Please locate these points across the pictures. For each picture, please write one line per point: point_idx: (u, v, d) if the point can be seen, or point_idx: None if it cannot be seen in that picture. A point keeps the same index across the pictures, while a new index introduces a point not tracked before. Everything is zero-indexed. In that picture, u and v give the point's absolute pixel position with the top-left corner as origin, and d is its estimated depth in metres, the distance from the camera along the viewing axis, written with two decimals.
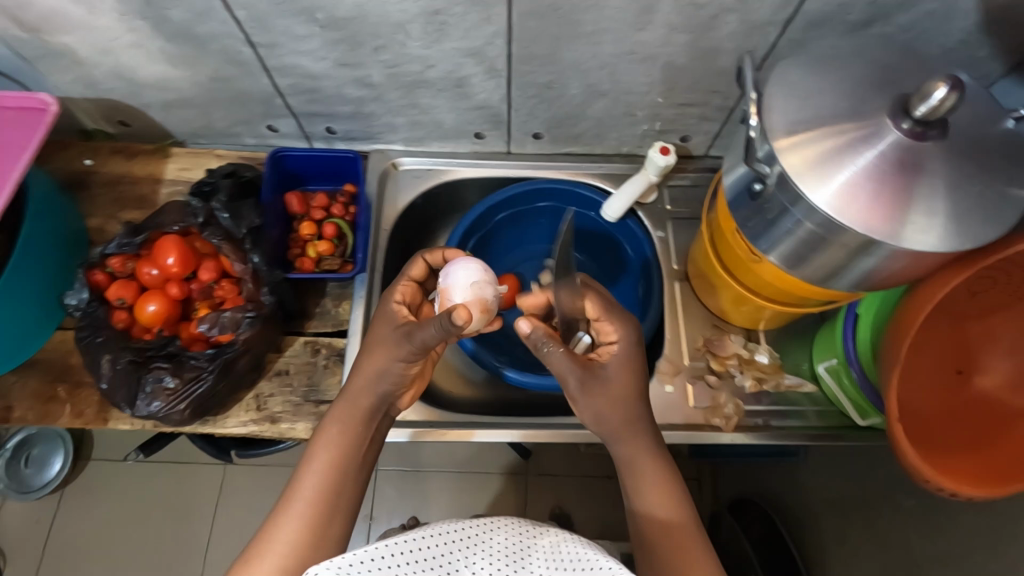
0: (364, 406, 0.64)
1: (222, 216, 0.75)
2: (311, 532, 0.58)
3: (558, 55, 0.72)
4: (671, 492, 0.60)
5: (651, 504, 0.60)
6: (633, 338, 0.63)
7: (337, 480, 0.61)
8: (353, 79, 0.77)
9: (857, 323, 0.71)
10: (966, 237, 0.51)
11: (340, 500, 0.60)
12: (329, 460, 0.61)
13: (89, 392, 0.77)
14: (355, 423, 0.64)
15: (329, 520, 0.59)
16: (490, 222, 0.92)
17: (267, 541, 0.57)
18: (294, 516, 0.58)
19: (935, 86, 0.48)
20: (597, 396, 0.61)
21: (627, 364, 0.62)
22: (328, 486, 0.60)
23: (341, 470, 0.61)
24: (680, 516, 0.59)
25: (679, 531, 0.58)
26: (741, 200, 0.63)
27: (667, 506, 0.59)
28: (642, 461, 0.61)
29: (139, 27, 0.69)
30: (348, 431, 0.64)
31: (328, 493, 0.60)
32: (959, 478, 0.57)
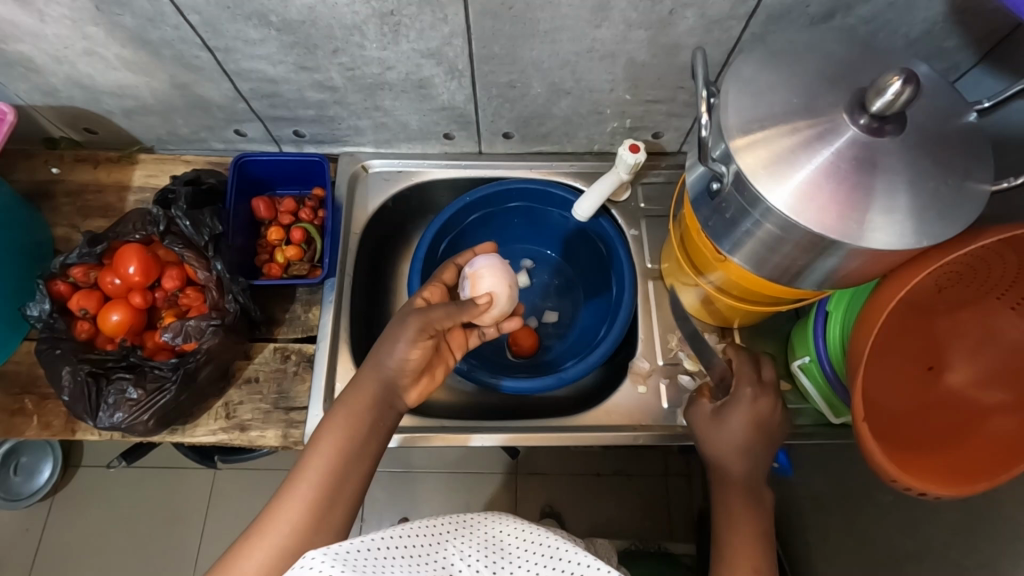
0: (372, 393, 0.63)
1: (183, 224, 0.73)
2: (310, 521, 0.57)
3: (518, 54, 0.71)
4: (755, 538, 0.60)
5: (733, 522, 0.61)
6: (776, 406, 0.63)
7: (340, 466, 0.60)
8: (313, 83, 0.76)
9: (827, 321, 0.70)
10: (925, 234, 0.50)
11: (344, 487, 0.59)
12: (333, 449, 0.60)
13: (55, 404, 0.77)
14: (361, 410, 0.62)
15: (332, 506, 0.58)
16: (463, 223, 0.91)
17: (263, 529, 0.56)
18: (293, 501, 0.57)
19: (889, 81, 0.47)
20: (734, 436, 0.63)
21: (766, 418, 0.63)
22: (330, 476, 0.59)
23: (345, 458, 0.60)
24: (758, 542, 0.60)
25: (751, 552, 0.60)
26: (702, 199, 0.62)
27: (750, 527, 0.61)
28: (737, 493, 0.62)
29: (91, 34, 0.68)
30: (356, 417, 0.62)
31: (330, 480, 0.59)
32: (925, 478, 0.56)
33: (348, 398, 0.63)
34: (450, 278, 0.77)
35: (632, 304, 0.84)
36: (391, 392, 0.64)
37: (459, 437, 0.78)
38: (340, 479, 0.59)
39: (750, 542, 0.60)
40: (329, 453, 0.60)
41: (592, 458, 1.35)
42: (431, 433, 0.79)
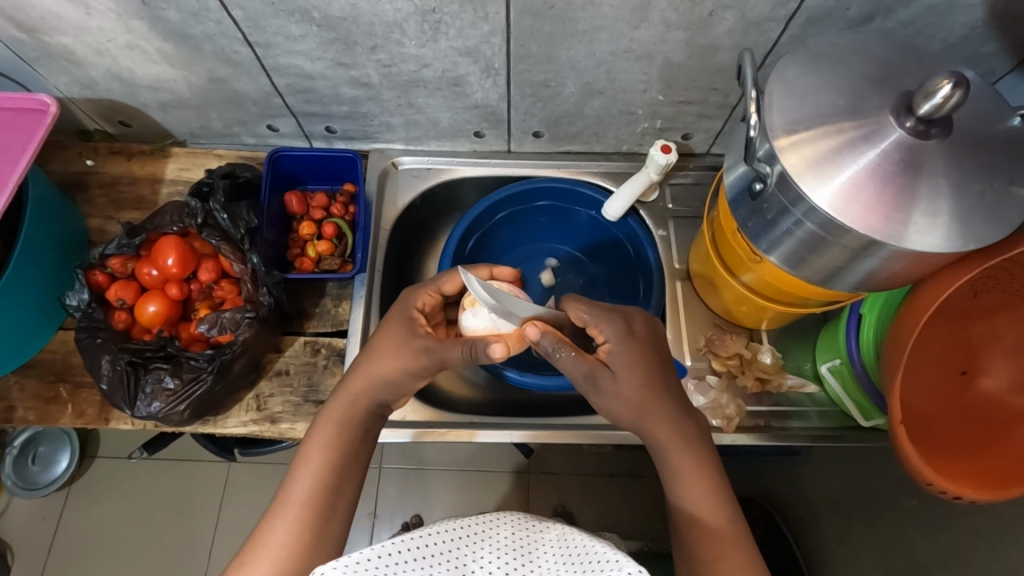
0: (360, 408, 0.65)
1: (221, 217, 0.74)
2: (306, 538, 0.57)
3: (554, 54, 0.72)
4: (732, 540, 0.56)
5: (698, 507, 0.58)
6: (622, 335, 0.63)
7: (331, 482, 0.61)
8: (349, 79, 0.77)
9: (861, 324, 0.71)
10: (969, 238, 0.50)
11: (336, 501, 0.61)
12: (322, 462, 0.61)
13: (89, 392, 0.78)
14: (345, 428, 0.64)
15: (327, 520, 0.59)
16: (490, 220, 0.92)
17: (261, 547, 0.56)
18: (289, 516, 0.58)
19: (938, 84, 0.47)
20: (620, 392, 0.62)
21: (629, 358, 0.62)
22: (320, 490, 0.60)
23: (334, 473, 0.61)
24: (723, 522, 0.58)
25: (722, 539, 0.57)
26: (741, 199, 0.62)
27: (713, 510, 0.58)
28: (686, 469, 0.60)
29: (135, 28, 0.69)
30: (341, 436, 0.63)
31: (322, 495, 0.60)
32: (960, 481, 0.57)
33: (331, 416, 0.65)
34: (450, 289, 0.72)
35: (660, 304, 0.84)
36: (374, 404, 0.66)
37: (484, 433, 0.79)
38: (332, 494, 0.60)
39: (731, 547, 0.56)
40: (316, 468, 0.61)
41: (605, 459, 1.36)
42: (456, 429, 0.79)
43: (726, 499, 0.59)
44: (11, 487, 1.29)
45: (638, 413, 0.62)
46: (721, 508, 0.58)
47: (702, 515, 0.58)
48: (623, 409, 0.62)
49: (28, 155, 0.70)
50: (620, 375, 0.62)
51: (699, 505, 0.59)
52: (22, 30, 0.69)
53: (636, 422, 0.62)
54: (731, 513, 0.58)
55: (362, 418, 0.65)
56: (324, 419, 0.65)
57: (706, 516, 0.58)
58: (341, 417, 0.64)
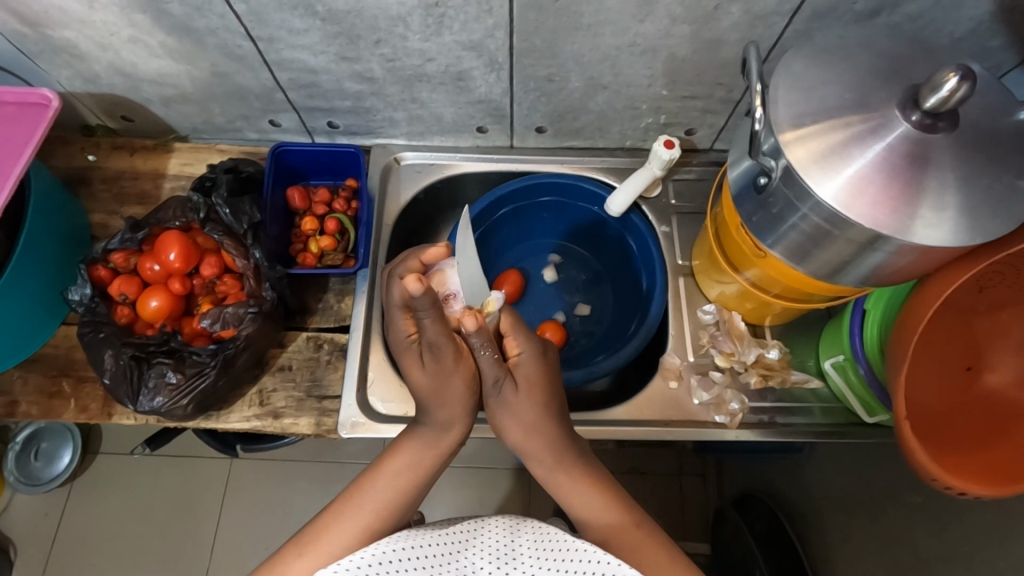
0: (456, 429, 0.63)
1: (223, 212, 0.74)
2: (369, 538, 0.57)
3: (558, 48, 0.71)
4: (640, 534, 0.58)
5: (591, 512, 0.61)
6: (538, 351, 0.65)
7: (406, 497, 0.60)
8: (352, 74, 0.76)
9: (865, 319, 0.70)
10: (975, 232, 0.50)
11: (406, 510, 0.60)
12: (403, 479, 0.60)
13: (93, 387, 0.78)
14: (438, 445, 0.63)
15: (393, 526, 0.59)
16: (493, 217, 0.91)
17: (317, 539, 0.56)
18: (358, 519, 0.57)
19: (946, 77, 0.47)
20: (529, 394, 0.63)
21: (541, 374, 0.64)
22: (397, 502, 0.59)
23: (417, 486, 0.61)
24: (621, 517, 0.60)
25: (624, 530, 0.59)
26: (747, 194, 0.62)
27: (609, 511, 0.61)
28: (577, 483, 0.63)
29: (140, 22, 0.68)
30: (431, 453, 0.62)
31: (396, 506, 0.59)
32: (965, 477, 0.56)
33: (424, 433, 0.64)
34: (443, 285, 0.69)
35: (664, 297, 0.83)
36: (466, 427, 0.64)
37: (485, 428, 0.79)
38: (405, 506, 0.60)
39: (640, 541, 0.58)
40: (400, 476, 0.61)
41: (608, 456, 1.36)
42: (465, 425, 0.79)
43: (620, 499, 0.62)
44: (15, 483, 1.29)
45: (531, 432, 0.63)
46: (614, 507, 0.61)
47: (596, 514, 0.61)
48: (517, 426, 0.63)
49: (30, 148, 0.70)
50: (534, 366, 0.64)
51: (592, 510, 0.61)
52: (24, 23, 0.69)
53: (521, 440, 0.64)
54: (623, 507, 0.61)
55: (457, 445, 0.64)
56: (413, 436, 0.63)
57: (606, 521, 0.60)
58: (436, 437, 0.63)
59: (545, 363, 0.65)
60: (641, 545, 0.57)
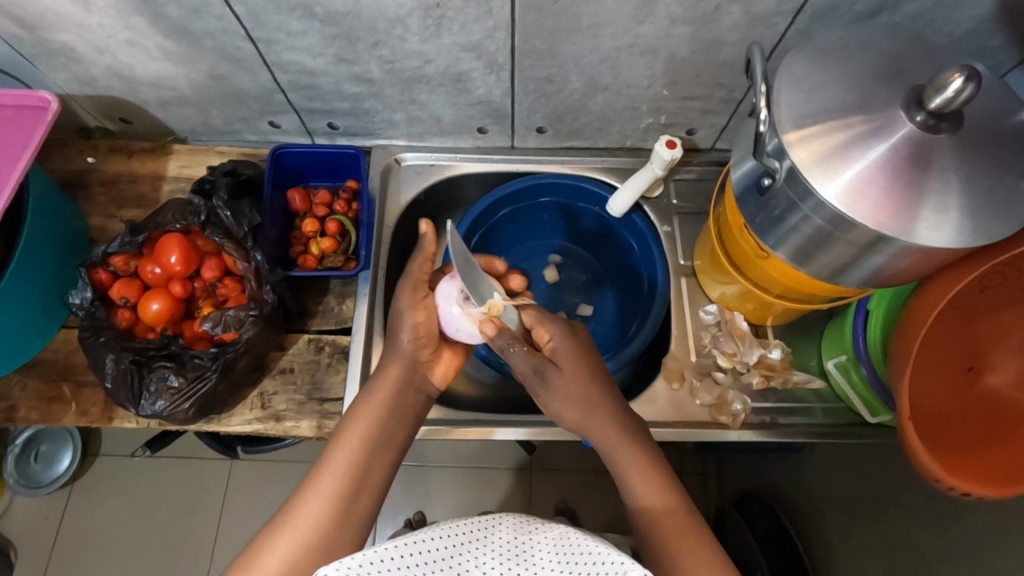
0: (402, 395, 0.67)
1: (223, 214, 0.74)
2: (339, 511, 0.58)
3: (558, 49, 0.71)
4: (689, 519, 0.58)
5: (644, 494, 0.61)
6: (567, 332, 0.69)
7: (363, 462, 0.61)
8: (351, 75, 0.76)
9: (867, 320, 0.70)
10: (978, 234, 0.50)
11: (367, 479, 0.61)
12: (356, 443, 0.62)
13: (92, 391, 0.77)
14: (383, 404, 0.65)
15: (356, 496, 0.59)
16: (493, 217, 0.91)
17: (289, 519, 0.57)
18: (319, 494, 0.58)
19: (950, 78, 0.47)
20: (569, 374, 0.66)
21: (575, 352, 0.67)
22: (354, 468, 0.60)
23: (371, 450, 0.62)
24: (671, 501, 0.60)
25: (673, 514, 0.59)
26: (749, 194, 0.62)
27: (660, 495, 0.61)
28: (630, 464, 0.62)
29: (137, 24, 0.68)
30: (378, 414, 0.65)
31: (353, 473, 0.60)
32: (968, 479, 0.56)
33: (365, 394, 0.67)
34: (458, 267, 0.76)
35: (666, 298, 0.83)
36: (411, 386, 0.68)
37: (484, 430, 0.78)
38: (364, 473, 0.60)
39: (689, 526, 0.58)
40: (352, 443, 0.62)
41: None
42: (467, 427, 0.79)
43: (669, 482, 0.62)
44: (14, 486, 1.29)
45: (580, 413, 0.65)
46: (658, 490, 0.61)
47: (647, 498, 0.61)
48: (568, 405, 0.65)
49: (27, 152, 0.69)
50: (569, 347, 0.67)
51: (646, 492, 0.61)
52: (22, 26, 0.69)
53: (579, 419, 0.66)
54: (672, 494, 0.61)
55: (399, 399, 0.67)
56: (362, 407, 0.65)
57: (651, 504, 0.60)
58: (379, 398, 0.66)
59: (578, 341, 0.69)
60: (683, 535, 0.57)
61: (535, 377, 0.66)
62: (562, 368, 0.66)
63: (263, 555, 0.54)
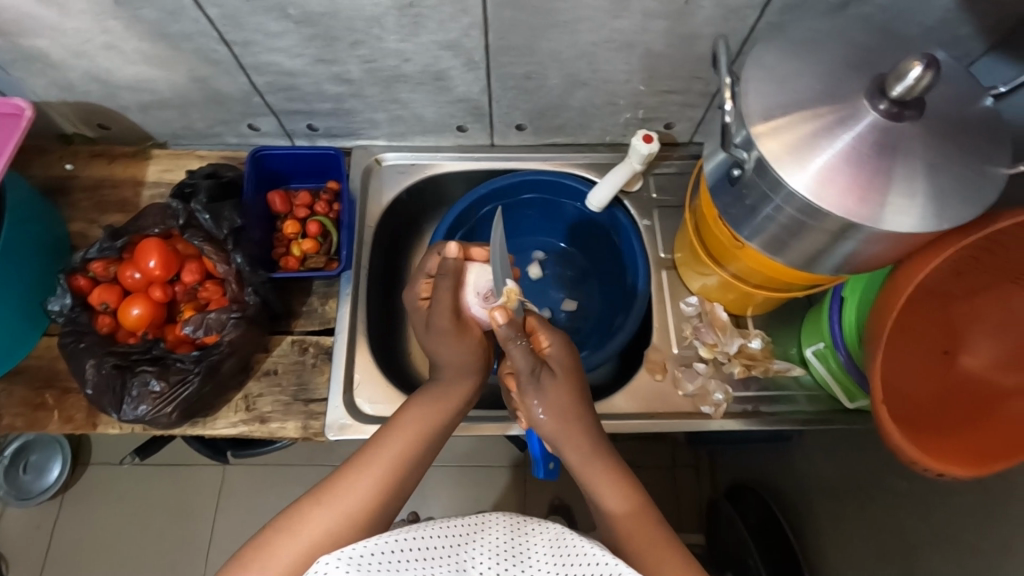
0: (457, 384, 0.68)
1: (203, 218, 0.74)
2: (387, 491, 0.59)
3: (534, 46, 0.72)
4: (652, 528, 0.59)
5: (606, 498, 0.62)
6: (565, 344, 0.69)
7: (418, 447, 0.62)
8: (330, 76, 0.76)
9: (843, 307, 0.71)
10: (942, 218, 0.51)
11: (417, 462, 0.62)
12: (414, 427, 0.63)
13: (76, 397, 0.77)
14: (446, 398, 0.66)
15: (405, 478, 0.60)
16: (476, 215, 0.92)
17: (336, 490, 0.57)
18: (372, 470, 0.59)
19: (910, 66, 0.48)
20: (560, 383, 0.66)
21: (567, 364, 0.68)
22: (409, 450, 0.62)
23: (427, 437, 0.63)
24: (635, 507, 0.61)
25: (635, 521, 0.60)
26: (720, 186, 0.63)
27: (623, 500, 0.61)
28: (601, 473, 0.63)
29: (113, 28, 0.68)
30: (439, 406, 0.65)
31: (406, 458, 0.61)
32: (943, 458, 0.57)
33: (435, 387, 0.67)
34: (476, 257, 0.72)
35: (647, 291, 0.84)
36: (476, 380, 0.69)
37: (490, 427, 0.79)
38: (415, 457, 0.62)
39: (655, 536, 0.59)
40: (410, 426, 0.63)
41: None
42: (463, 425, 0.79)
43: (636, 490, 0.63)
44: (5, 497, 1.28)
45: (564, 421, 0.64)
46: (622, 495, 0.62)
47: (612, 504, 0.61)
48: (551, 411, 0.64)
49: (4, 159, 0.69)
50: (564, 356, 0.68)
51: (611, 498, 0.62)
52: None
53: (555, 428, 0.64)
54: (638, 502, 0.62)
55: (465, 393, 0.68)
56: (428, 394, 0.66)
57: (618, 510, 0.61)
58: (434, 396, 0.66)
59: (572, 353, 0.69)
60: (654, 544, 0.58)
61: (531, 381, 0.65)
62: (556, 375, 0.66)
63: (306, 520, 0.55)
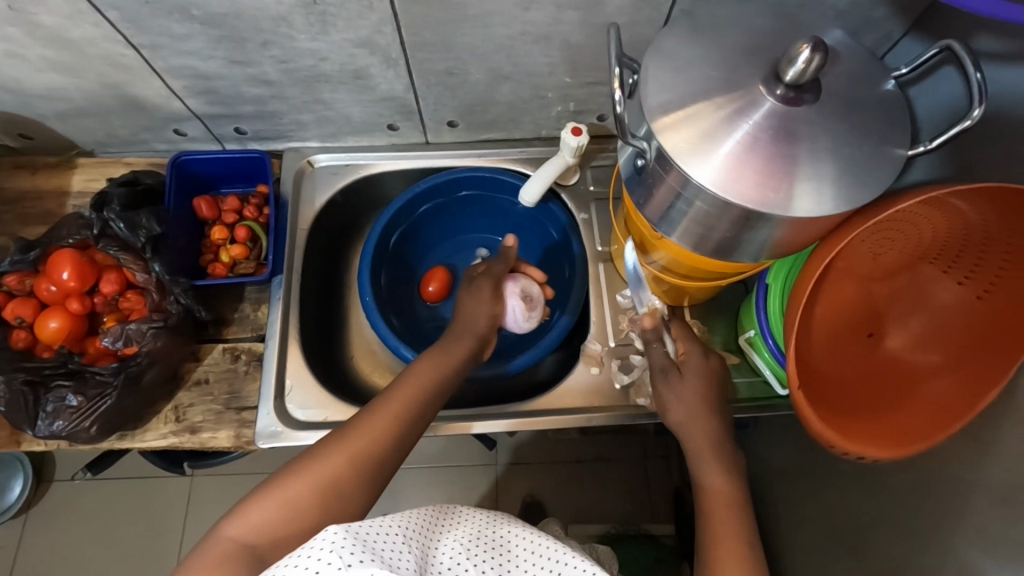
0: (455, 349, 0.69)
1: (117, 226, 0.72)
2: (396, 439, 0.59)
3: (450, 41, 0.71)
4: (734, 507, 0.58)
5: (703, 473, 0.60)
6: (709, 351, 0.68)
7: (427, 392, 0.63)
8: (247, 78, 0.75)
9: (768, 295, 0.71)
10: (840, 201, 0.51)
11: (426, 409, 0.62)
12: (427, 377, 0.64)
13: (1, 415, 0.75)
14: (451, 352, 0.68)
15: (412, 424, 0.61)
16: (413, 214, 0.90)
17: (351, 433, 0.58)
18: (386, 411, 0.60)
19: (798, 50, 0.48)
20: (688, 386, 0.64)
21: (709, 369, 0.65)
22: (420, 394, 0.62)
23: (439, 386, 0.64)
24: (728, 486, 0.59)
25: (719, 497, 0.58)
26: (631, 177, 0.62)
27: (723, 477, 0.59)
28: (710, 454, 0.60)
29: (12, 36, 0.66)
30: (447, 361, 0.67)
31: (417, 402, 0.62)
32: (861, 442, 0.57)
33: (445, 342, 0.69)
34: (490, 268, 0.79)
35: (583, 286, 0.83)
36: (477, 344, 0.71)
37: (459, 425, 0.77)
38: (424, 403, 0.62)
39: (732, 515, 0.57)
40: (422, 375, 0.64)
41: (571, 445, 1.37)
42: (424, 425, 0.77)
43: (738, 475, 0.60)
44: None
45: (692, 412, 0.62)
46: (724, 471, 0.60)
47: (706, 481, 0.59)
48: (683, 401, 0.63)
49: None
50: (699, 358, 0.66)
51: (708, 473, 0.60)
52: None
53: (686, 416, 0.63)
54: (738, 484, 0.59)
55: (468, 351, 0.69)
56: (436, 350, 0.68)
57: (711, 485, 0.59)
58: (441, 360, 0.66)
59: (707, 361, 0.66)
60: (726, 520, 0.57)
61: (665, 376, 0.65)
62: (686, 373, 0.65)
63: (319, 454, 0.56)
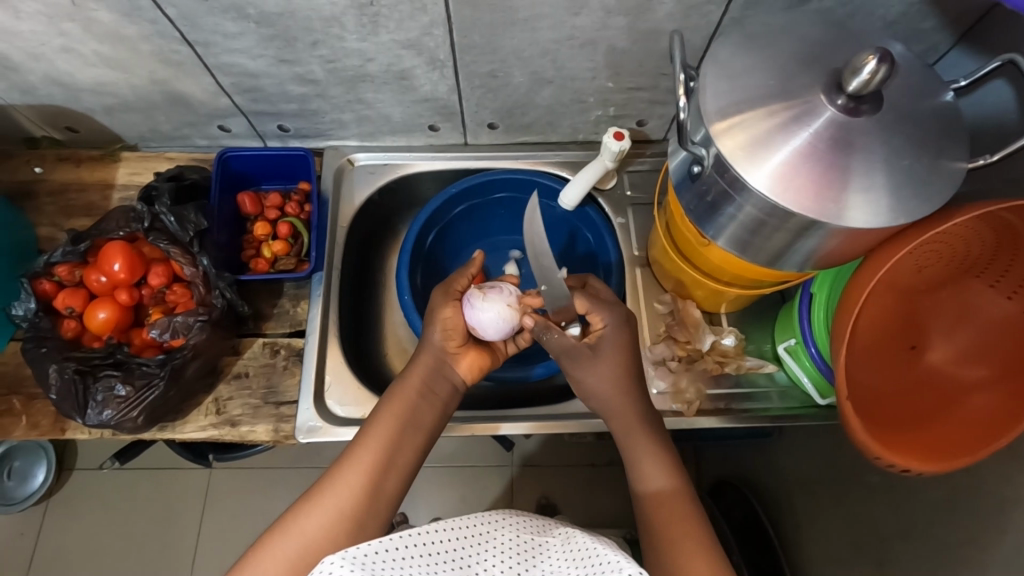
0: (416, 387, 0.66)
1: (167, 220, 0.74)
2: (371, 491, 0.58)
3: (497, 44, 0.71)
4: (678, 502, 0.60)
5: (645, 476, 0.62)
6: (621, 319, 0.68)
7: (397, 437, 0.62)
8: (294, 76, 0.76)
9: (812, 303, 0.71)
10: (899, 212, 0.51)
11: (398, 454, 0.61)
12: (394, 422, 0.63)
13: (44, 403, 0.76)
14: (417, 391, 0.66)
15: (387, 473, 0.60)
16: (449, 214, 0.91)
17: (321, 493, 0.57)
18: (356, 466, 0.59)
19: (864, 60, 0.48)
20: (606, 366, 0.66)
21: (621, 342, 0.67)
22: (391, 441, 0.61)
23: (407, 429, 0.63)
24: (672, 484, 0.61)
25: (669, 499, 0.60)
26: (683, 183, 0.63)
27: (661, 476, 0.62)
28: (643, 452, 0.64)
29: (70, 30, 0.67)
30: (416, 403, 0.65)
31: (388, 447, 0.61)
32: (906, 454, 0.57)
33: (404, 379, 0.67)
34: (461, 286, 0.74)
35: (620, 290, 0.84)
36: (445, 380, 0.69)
37: (485, 426, 0.78)
38: (395, 448, 0.61)
39: (682, 514, 0.59)
40: (387, 422, 0.62)
41: (588, 449, 1.37)
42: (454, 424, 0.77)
43: (675, 467, 0.63)
44: None
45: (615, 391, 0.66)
46: (668, 473, 0.62)
47: (650, 485, 0.62)
48: (602, 381, 0.66)
49: None
50: (616, 342, 0.67)
51: (651, 474, 0.62)
52: None
53: (608, 401, 0.66)
54: (675, 475, 0.62)
55: (432, 390, 0.67)
56: (400, 388, 0.66)
57: (658, 487, 0.61)
58: (413, 389, 0.66)
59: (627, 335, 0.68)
60: (677, 521, 0.58)
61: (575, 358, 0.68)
62: (600, 353, 0.67)
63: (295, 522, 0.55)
